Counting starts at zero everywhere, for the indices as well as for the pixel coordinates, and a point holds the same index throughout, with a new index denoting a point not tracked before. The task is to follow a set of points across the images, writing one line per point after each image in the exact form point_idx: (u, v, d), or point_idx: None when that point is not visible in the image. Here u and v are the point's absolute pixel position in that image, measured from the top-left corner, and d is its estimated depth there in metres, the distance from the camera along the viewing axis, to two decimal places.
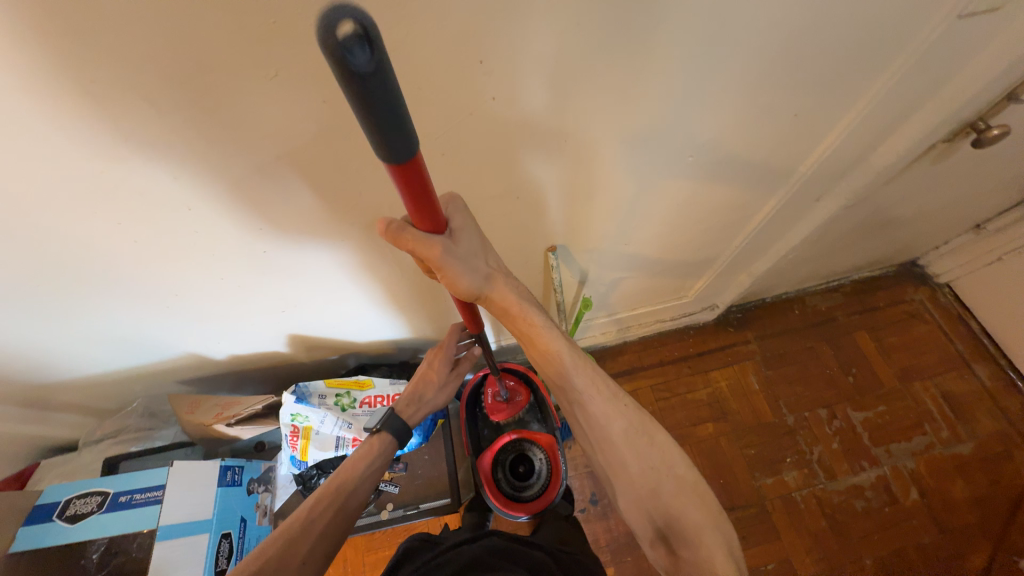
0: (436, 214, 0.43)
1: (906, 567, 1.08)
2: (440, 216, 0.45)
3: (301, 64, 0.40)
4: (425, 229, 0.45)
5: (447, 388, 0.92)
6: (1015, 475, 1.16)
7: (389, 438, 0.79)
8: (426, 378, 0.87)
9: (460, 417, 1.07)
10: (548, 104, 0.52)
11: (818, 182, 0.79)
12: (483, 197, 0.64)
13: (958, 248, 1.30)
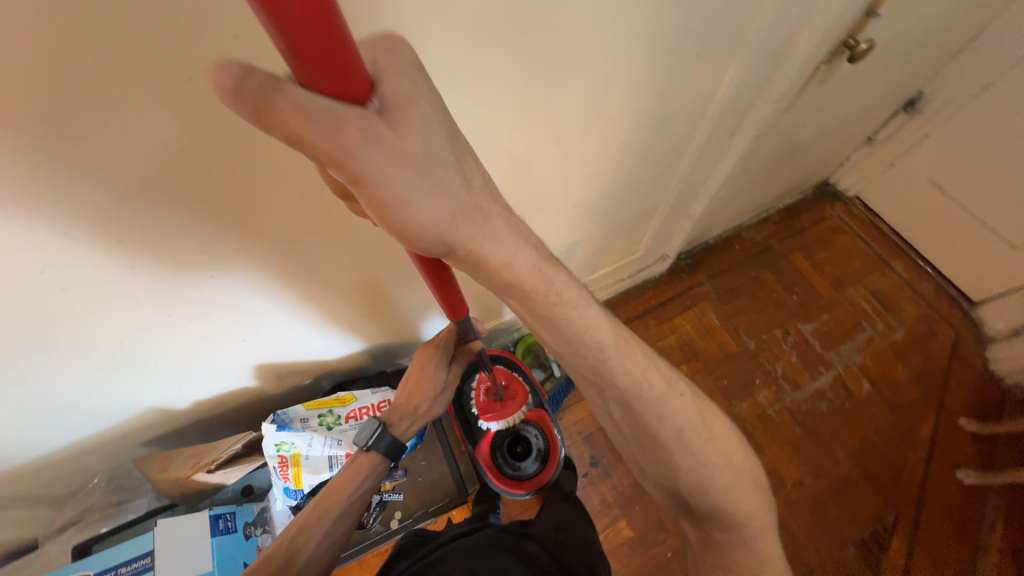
0: (338, 51, 0.27)
1: (873, 450, 1.20)
2: (352, 61, 0.28)
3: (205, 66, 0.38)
4: (336, 92, 0.29)
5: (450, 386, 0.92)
6: (942, 349, 1.32)
7: (381, 457, 0.81)
8: (417, 385, 0.85)
9: (450, 412, 1.08)
10: (467, 78, 0.53)
11: (729, 118, 0.85)
12: None
13: (857, 163, 1.47)
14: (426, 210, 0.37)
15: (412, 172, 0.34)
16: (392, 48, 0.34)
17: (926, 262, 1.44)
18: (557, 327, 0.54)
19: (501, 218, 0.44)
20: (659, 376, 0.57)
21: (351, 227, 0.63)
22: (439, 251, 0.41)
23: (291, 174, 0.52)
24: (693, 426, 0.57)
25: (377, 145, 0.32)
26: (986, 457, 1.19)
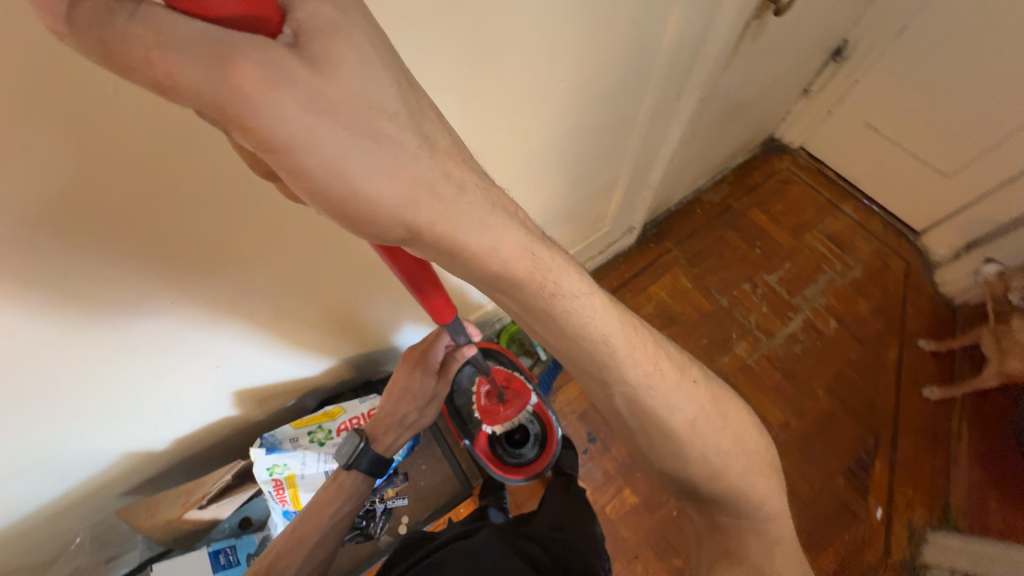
0: None
1: (847, 382, 1.28)
2: None
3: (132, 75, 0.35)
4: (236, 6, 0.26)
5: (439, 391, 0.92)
6: (896, 280, 1.41)
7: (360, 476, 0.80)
8: (405, 394, 0.85)
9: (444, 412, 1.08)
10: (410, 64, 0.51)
11: (673, 82, 0.87)
12: None
13: (798, 116, 1.53)
14: (366, 172, 0.31)
15: (343, 125, 0.29)
16: None
17: (871, 201, 1.53)
18: (550, 321, 0.46)
19: (477, 188, 0.37)
20: (670, 365, 0.53)
21: (315, 233, 0.61)
22: (397, 230, 0.35)
23: (242, 186, 0.49)
24: (704, 416, 0.53)
25: (295, 90, 0.27)
26: (946, 372, 1.28)
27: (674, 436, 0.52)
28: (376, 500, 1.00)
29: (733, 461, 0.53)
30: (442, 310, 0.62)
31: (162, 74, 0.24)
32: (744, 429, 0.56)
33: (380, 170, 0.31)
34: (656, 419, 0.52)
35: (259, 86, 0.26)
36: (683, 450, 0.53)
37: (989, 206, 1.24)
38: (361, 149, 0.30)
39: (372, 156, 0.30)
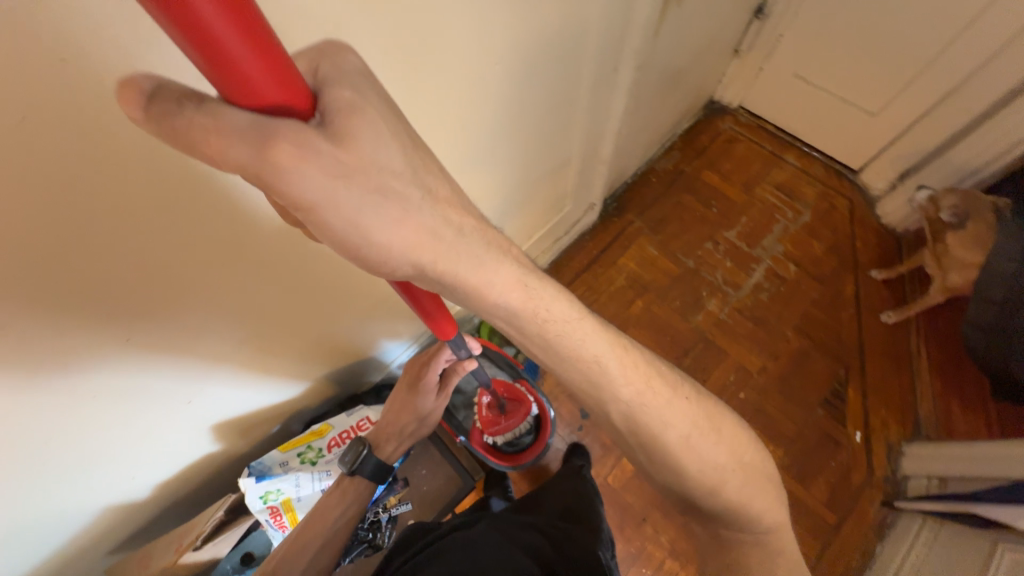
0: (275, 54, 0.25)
1: (812, 320, 1.35)
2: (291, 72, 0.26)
3: (36, 101, 0.31)
4: (281, 99, 0.26)
5: (439, 403, 0.90)
6: (843, 218, 1.49)
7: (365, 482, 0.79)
8: (405, 408, 0.86)
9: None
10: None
11: (609, 52, 0.88)
12: None
13: (733, 76, 1.60)
14: (381, 224, 0.32)
15: (358, 188, 0.30)
16: (337, 57, 0.31)
17: (810, 147, 1.61)
18: (546, 347, 0.48)
19: (476, 231, 0.38)
20: (663, 384, 0.52)
21: (270, 249, 0.58)
22: (407, 270, 0.36)
23: (190, 209, 0.46)
24: (698, 430, 0.52)
25: (321, 162, 0.28)
26: (898, 297, 1.37)
27: (669, 452, 0.50)
28: (379, 510, 0.97)
29: (730, 477, 0.51)
30: (446, 328, 0.65)
31: (212, 153, 0.26)
32: (739, 443, 0.54)
33: (394, 223, 0.32)
34: (652, 436, 0.51)
35: (294, 161, 0.27)
36: (681, 468, 0.51)
37: (916, 137, 1.33)
38: (376, 198, 0.31)
39: (389, 212, 0.32)
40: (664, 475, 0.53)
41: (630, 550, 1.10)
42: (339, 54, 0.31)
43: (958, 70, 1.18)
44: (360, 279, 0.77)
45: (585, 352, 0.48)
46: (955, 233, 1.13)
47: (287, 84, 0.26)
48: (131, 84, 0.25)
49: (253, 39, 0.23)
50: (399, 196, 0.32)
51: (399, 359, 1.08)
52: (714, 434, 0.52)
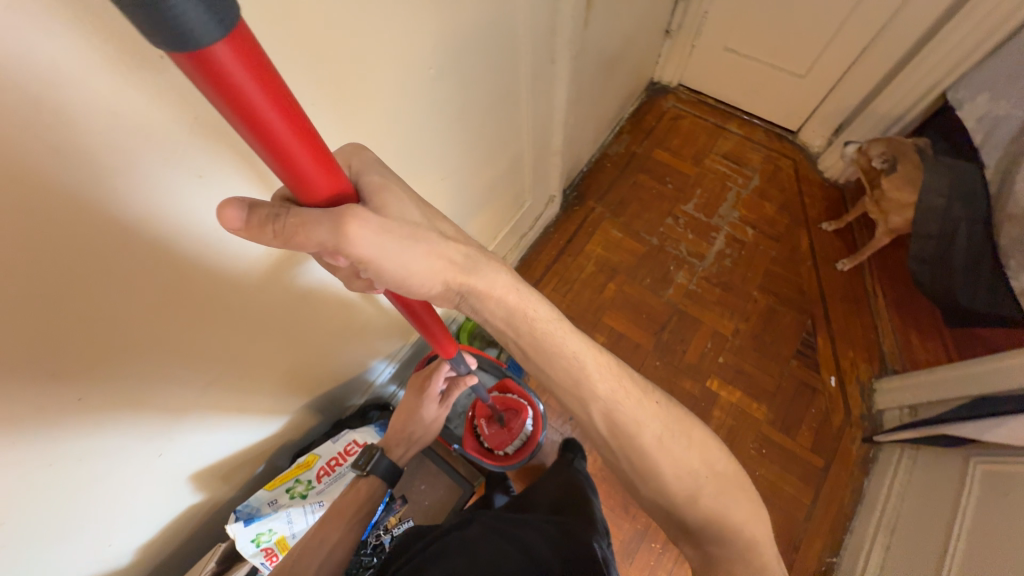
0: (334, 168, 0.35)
1: (775, 278, 1.41)
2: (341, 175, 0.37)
3: None
4: (337, 195, 0.37)
5: (439, 418, 0.93)
6: (790, 177, 1.57)
7: (378, 481, 0.81)
8: (410, 417, 0.89)
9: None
10: None
11: (542, 45, 0.89)
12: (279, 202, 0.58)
13: (668, 56, 1.66)
14: (416, 260, 0.44)
15: (403, 237, 0.42)
16: (358, 157, 0.45)
17: (751, 115, 1.68)
18: (536, 344, 0.53)
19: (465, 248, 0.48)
20: (634, 384, 0.55)
21: (222, 284, 0.56)
22: (437, 288, 0.48)
23: (121, 254, 0.43)
24: (670, 432, 0.53)
25: (378, 227, 0.39)
26: (850, 244, 1.44)
27: (646, 456, 0.52)
28: (381, 531, 0.93)
29: (704, 483, 0.52)
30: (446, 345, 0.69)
31: (315, 243, 0.36)
32: (712, 453, 0.54)
33: (423, 258, 0.44)
34: (632, 439, 0.52)
35: (364, 233, 0.38)
36: (658, 469, 0.51)
37: (842, 94, 1.41)
38: (407, 242, 0.43)
39: (419, 250, 0.43)
40: (649, 487, 0.53)
41: (636, 528, 1.11)
42: (359, 155, 0.45)
43: (872, 25, 1.25)
44: (324, 303, 0.75)
45: (565, 349, 0.53)
46: (888, 176, 1.21)
47: (341, 185, 0.37)
48: (237, 210, 0.33)
49: (322, 162, 0.34)
50: (426, 239, 0.44)
51: (381, 377, 1.06)
52: (686, 438, 0.53)
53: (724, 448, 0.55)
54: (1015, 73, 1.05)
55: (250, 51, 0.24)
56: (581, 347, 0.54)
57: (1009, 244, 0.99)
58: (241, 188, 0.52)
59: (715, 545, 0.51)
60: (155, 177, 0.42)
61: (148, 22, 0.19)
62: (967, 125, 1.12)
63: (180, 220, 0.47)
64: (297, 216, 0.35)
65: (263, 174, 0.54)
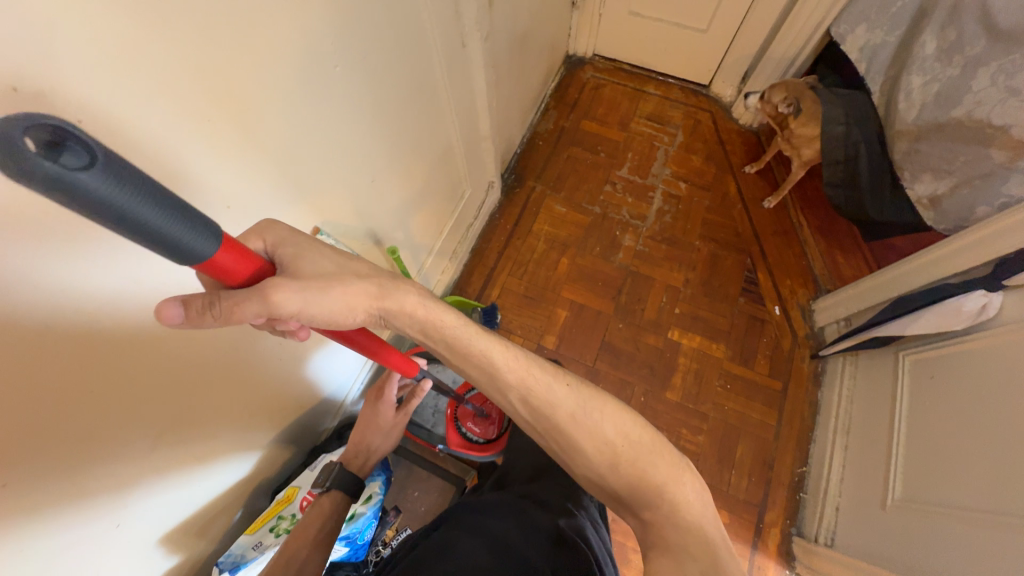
0: (268, 270, 0.46)
1: (712, 224, 1.49)
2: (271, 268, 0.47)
3: None
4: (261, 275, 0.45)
5: (398, 429, 0.90)
6: (709, 128, 1.65)
7: (340, 497, 0.78)
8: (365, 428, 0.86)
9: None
10: (170, 97, 0.44)
11: (450, 29, 0.86)
12: None
13: (579, 27, 1.69)
14: (331, 306, 0.51)
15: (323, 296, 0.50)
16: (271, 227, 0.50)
17: (665, 75, 1.74)
18: (451, 349, 0.57)
19: (375, 277, 0.54)
20: (543, 370, 0.57)
21: (148, 329, 0.50)
22: (360, 318, 0.54)
23: (10, 313, 0.37)
24: (583, 408, 0.55)
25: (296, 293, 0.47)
26: (773, 181, 1.55)
27: (564, 432, 0.54)
28: (379, 546, 0.94)
29: (623, 450, 0.54)
30: (390, 358, 0.70)
31: (245, 317, 0.43)
32: (624, 422, 0.56)
33: (340, 298, 0.51)
34: (551, 424, 0.54)
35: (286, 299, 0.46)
36: (577, 446, 0.54)
37: (744, 41, 1.49)
38: (326, 288, 0.50)
39: (335, 292, 0.50)
40: (579, 463, 0.54)
41: None
42: (272, 227, 0.50)
43: None
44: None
45: (473, 348, 0.56)
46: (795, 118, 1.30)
47: (260, 267, 0.45)
48: (178, 306, 0.39)
49: (251, 264, 0.43)
50: (340, 281, 0.51)
51: (353, 393, 1.05)
52: (598, 411, 0.55)
53: (636, 417, 0.56)
54: (884, 1, 1.15)
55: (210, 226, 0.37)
56: (489, 343, 0.57)
57: (902, 157, 1.12)
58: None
59: (648, 510, 0.52)
60: (41, 225, 0.37)
61: (150, 244, 0.33)
62: (851, 57, 1.23)
63: (79, 263, 0.42)
64: (228, 297, 0.42)
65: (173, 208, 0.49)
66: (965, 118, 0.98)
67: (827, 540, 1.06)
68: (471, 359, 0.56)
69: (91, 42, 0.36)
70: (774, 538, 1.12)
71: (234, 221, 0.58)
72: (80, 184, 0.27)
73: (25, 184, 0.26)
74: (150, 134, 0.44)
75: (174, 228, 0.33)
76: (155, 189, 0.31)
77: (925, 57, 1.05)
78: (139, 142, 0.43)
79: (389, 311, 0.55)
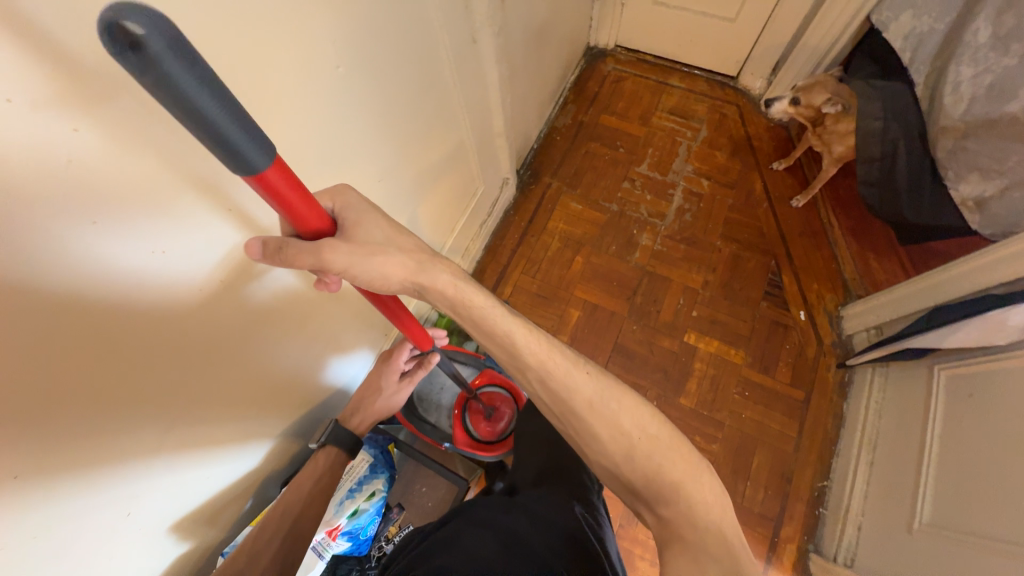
0: (321, 218, 0.47)
1: (736, 224, 1.43)
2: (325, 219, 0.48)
3: None
4: (314, 224, 0.46)
5: (401, 396, 0.94)
6: (736, 123, 1.58)
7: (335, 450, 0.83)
8: (369, 390, 0.93)
9: (402, 423, 1.08)
10: None
11: (460, 23, 0.84)
12: (202, 234, 0.53)
13: (601, 18, 1.64)
14: (364, 272, 0.53)
15: (357, 267, 0.52)
16: (344, 193, 0.54)
17: (691, 67, 1.67)
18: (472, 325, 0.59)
19: (400, 257, 0.55)
20: (565, 357, 0.57)
21: (154, 329, 0.51)
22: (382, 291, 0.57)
23: (14, 317, 0.38)
24: (600, 393, 0.55)
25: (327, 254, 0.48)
26: (802, 178, 1.47)
27: (578, 416, 0.54)
28: (382, 542, 0.95)
29: (636, 439, 0.52)
30: (413, 329, 0.73)
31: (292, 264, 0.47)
32: (644, 418, 0.54)
33: (369, 268, 0.53)
34: (569, 409, 0.55)
35: (320, 262, 0.48)
36: (593, 431, 0.54)
37: (776, 30, 1.41)
38: (354, 258, 0.52)
39: (363, 261, 0.52)
40: (592, 451, 0.54)
41: None
42: (345, 192, 0.54)
43: None
44: (289, 309, 0.74)
45: (497, 329, 0.58)
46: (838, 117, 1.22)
47: (322, 217, 0.47)
48: (257, 241, 0.46)
49: (311, 207, 0.44)
50: (368, 252, 0.52)
51: (359, 374, 1.04)
52: (616, 401, 0.55)
53: (657, 414, 0.54)
54: None
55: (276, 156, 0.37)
56: (512, 326, 0.58)
57: (947, 156, 1.03)
58: (153, 226, 0.47)
59: (664, 505, 0.49)
60: (43, 231, 0.38)
61: (220, 154, 0.33)
62: (895, 46, 1.14)
63: (88, 265, 0.42)
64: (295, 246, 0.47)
65: (179, 213, 0.49)
66: (1021, 113, 0.89)
67: (846, 560, 1.01)
68: (496, 337, 0.58)
69: (87, 54, 0.36)
70: (790, 554, 1.08)
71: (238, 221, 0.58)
72: (166, 72, 0.26)
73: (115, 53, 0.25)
74: (154, 141, 0.44)
75: (243, 144, 0.33)
76: (233, 104, 0.31)
77: (978, 46, 0.97)
78: (144, 151, 0.43)
79: (415, 288, 0.57)
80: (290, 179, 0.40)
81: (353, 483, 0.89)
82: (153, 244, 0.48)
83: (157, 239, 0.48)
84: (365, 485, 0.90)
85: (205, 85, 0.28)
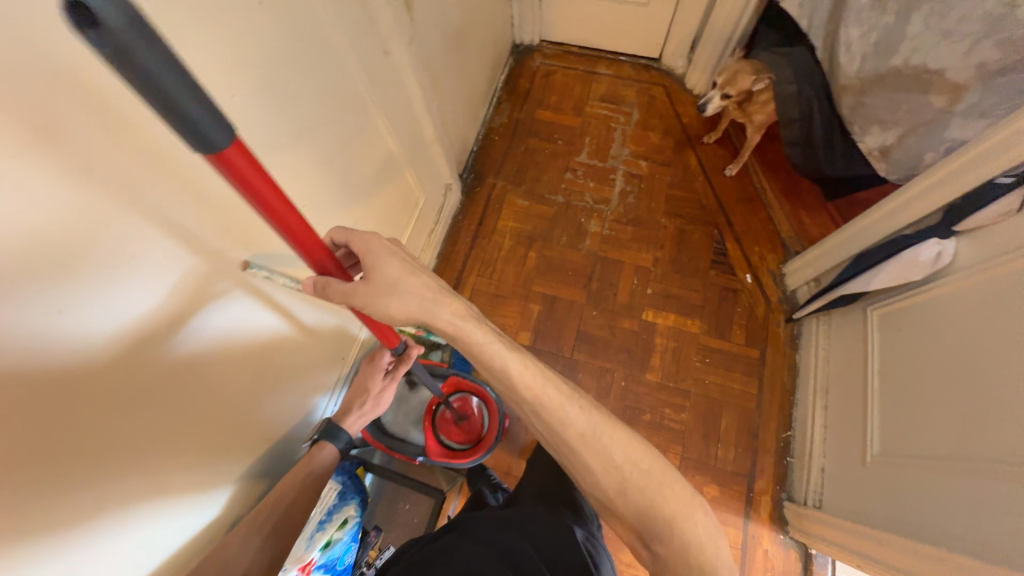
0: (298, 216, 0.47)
1: (677, 199, 1.48)
2: (302, 218, 0.48)
3: None
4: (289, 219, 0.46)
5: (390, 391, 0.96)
6: (665, 103, 1.63)
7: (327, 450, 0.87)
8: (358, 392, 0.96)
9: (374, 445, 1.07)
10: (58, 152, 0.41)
11: (367, 38, 0.84)
12: (125, 272, 0.50)
13: (522, 14, 1.66)
14: None
15: None
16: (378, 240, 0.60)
17: (615, 54, 1.72)
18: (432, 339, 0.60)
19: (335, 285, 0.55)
20: (557, 392, 0.58)
21: (80, 390, 0.48)
22: None
23: None
24: (592, 430, 0.57)
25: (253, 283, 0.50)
26: (732, 149, 1.54)
27: (571, 450, 0.56)
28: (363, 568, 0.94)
29: (629, 475, 0.55)
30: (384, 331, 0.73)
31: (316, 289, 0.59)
32: (632, 449, 0.57)
33: None
34: (549, 424, 0.57)
35: None
36: (585, 465, 0.56)
37: (687, 12, 1.47)
38: None
39: None
40: (570, 454, 0.56)
41: None
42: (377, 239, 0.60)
43: None
44: (236, 347, 0.72)
45: (492, 358, 0.58)
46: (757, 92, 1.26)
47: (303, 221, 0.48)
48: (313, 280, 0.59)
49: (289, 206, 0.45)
50: None
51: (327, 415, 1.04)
52: (608, 435, 0.57)
53: (645, 445, 0.57)
54: None
55: (247, 146, 0.37)
56: (509, 352, 0.59)
57: (850, 112, 1.11)
58: (55, 272, 0.43)
59: (660, 544, 0.53)
60: None
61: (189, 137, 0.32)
62: (792, 14, 1.19)
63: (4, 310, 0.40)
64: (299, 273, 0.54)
65: (93, 261, 0.47)
66: (903, 66, 0.97)
67: (815, 502, 1.07)
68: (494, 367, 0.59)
69: None
70: (765, 506, 1.13)
71: (160, 256, 0.54)
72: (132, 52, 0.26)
73: (74, 26, 0.24)
74: (42, 193, 0.41)
75: (210, 129, 0.32)
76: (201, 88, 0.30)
77: (860, 7, 1.03)
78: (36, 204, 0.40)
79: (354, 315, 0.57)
80: (261, 171, 0.40)
81: (323, 513, 0.87)
82: (65, 300, 0.45)
83: (68, 282, 0.45)
84: (336, 513, 0.88)
85: (172, 69, 0.28)
